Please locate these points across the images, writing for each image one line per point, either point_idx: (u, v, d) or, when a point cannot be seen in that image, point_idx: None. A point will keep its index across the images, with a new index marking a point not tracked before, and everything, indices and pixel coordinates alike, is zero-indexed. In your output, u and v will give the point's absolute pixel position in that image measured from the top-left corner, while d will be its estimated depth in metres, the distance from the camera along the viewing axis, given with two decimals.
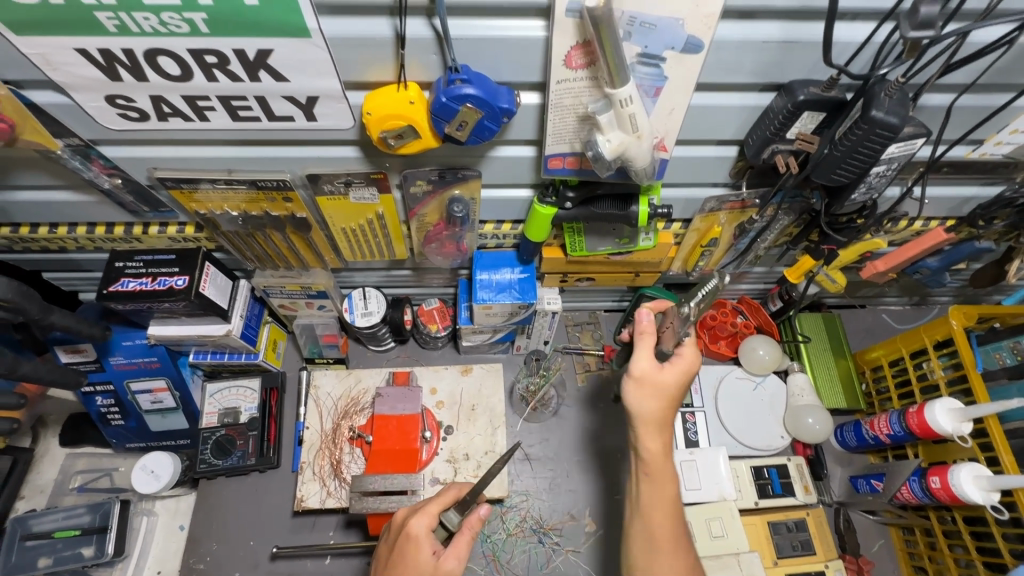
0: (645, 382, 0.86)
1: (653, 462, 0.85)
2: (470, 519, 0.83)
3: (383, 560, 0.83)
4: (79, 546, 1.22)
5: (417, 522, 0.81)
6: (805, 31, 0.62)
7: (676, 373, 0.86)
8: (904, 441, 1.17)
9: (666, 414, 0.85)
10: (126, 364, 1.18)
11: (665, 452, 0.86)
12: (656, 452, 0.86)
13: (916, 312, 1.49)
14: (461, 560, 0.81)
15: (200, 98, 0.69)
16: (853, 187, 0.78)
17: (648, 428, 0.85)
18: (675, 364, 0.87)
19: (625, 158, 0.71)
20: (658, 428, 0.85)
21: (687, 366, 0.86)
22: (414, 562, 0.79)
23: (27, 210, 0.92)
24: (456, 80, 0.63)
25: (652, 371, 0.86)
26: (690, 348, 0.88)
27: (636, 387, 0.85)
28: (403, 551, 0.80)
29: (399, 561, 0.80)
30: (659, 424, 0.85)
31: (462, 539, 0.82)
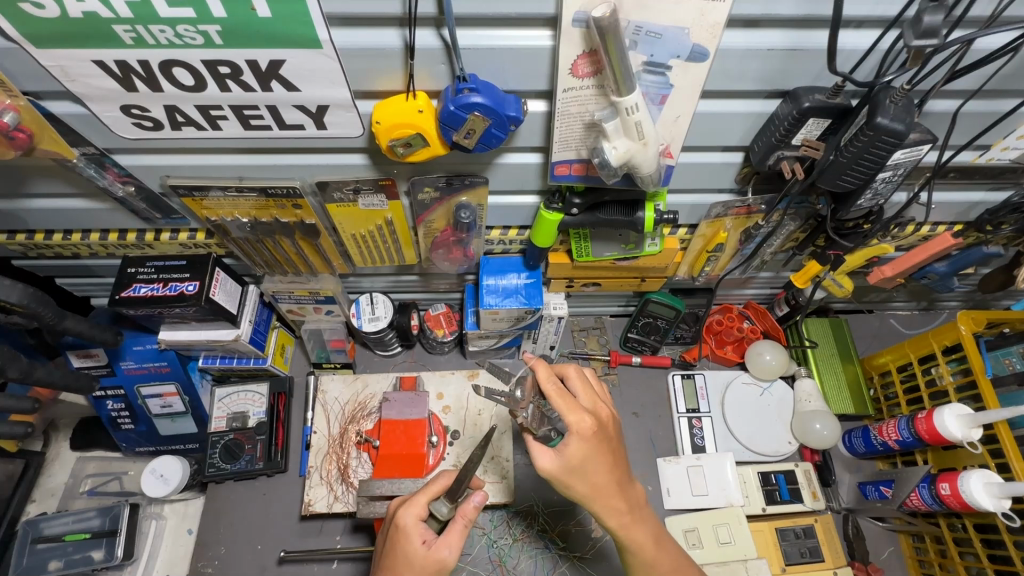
0: (565, 474, 0.78)
1: (621, 535, 0.83)
2: (463, 508, 0.81)
3: (380, 550, 0.85)
4: (89, 549, 1.23)
5: (406, 512, 0.81)
6: (810, 39, 0.63)
7: (579, 448, 0.76)
8: (912, 447, 1.16)
9: (603, 492, 0.79)
10: (136, 369, 1.20)
11: (622, 524, 0.83)
12: (621, 522, 0.83)
13: (925, 317, 1.48)
14: (456, 548, 0.80)
15: (213, 108, 0.70)
16: (860, 193, 0.78)
17: (600, 501, 0.80)
18: (571, 444, 0.76)
19: (631, 165, 0.71)
20: (606, 503, 0.81)
21: (585, 431, 0.77)
22: (407, 552, 0.80)
23: (42, 217, 0.94)
24: (464, 90, 0.64)
25: (563, 458, 0.77)
26: (577, 419, 0.76)
27: (557, 479, 0.78)
28: (395, 543, 0.81)
29: (391, 552, 0.81)
30: (610, 496, 0.80)
31: (453, 530, 0.81)
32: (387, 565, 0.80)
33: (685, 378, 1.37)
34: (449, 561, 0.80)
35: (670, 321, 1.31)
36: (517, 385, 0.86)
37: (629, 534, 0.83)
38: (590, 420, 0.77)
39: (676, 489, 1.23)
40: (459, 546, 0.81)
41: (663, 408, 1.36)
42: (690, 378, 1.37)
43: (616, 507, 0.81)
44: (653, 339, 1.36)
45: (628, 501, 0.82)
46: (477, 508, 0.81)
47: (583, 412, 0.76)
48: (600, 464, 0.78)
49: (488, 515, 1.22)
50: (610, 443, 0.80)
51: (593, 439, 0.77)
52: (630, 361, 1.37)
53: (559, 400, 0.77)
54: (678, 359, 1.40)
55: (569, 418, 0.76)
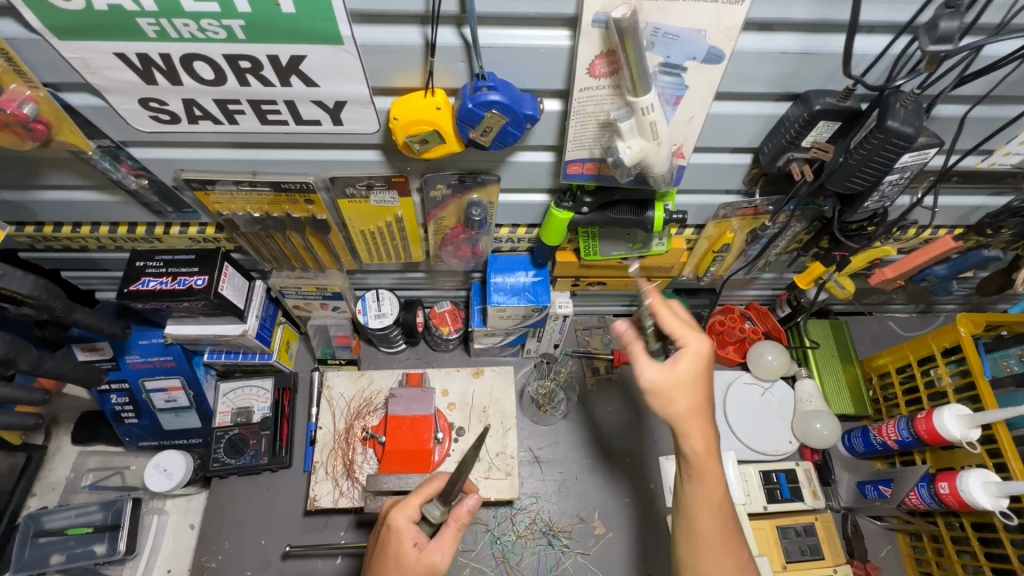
0: (668, 385, 0.78)
1: (700, 465, 0.78)
2: (457, 511, 0.82)
3: (370, 555, 0.84)
4: (92, 544, 1.23)
5: (398, 514, 0.82)
6: (821, 43, 0.64)
7: (691, 362, 0.78)
8: (912, 446, 1.18)
9: (702, 414, 0.78)
10: (141, 363, 1.20)
11: (708, 449, 0.77)
12: (700, 452, 0.78)
13: (923, 320, 1.50)
14: (448, 553, 0.80)
15: (231, 102, 0.71)
16: (867, 194, 0.80)
17: (693, 422, 0.77)
18: (683, 357, 0.79)
19: (644, 165, 0.73)
20: (699, 425, 0.77)
21: (701, 350, 0.79)
22: (398, 555, 0.80)
23: (53, 209, 0.94)
24: (482, 88, 0.65)
25: (672, 369, 0.78)
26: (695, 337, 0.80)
27: (659, 390, 0.78)
28: (386, 545, 0.80)
29: (382, 554, 0.81)
30: (703, 418, 0.77)
31: (446, 532, 0.81)
32: (378, 568, 0.80)
33: None
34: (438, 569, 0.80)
35: None
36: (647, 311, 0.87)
37: (704, 475, 0.78)
38: (707, 343, 0.80)
39: None
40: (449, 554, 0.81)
41: None
42: None
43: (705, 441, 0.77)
44: None
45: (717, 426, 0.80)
46: (471, 511, 0.82)
47: (703, 333, 0.80)
48: (699, 381, 0.78)
49: (492, 511, 1.23)
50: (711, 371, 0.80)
51: (704, 359, 0.79)
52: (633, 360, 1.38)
53: (676, 324, 0.82)
54: None
55: (683, 335, 0.80)
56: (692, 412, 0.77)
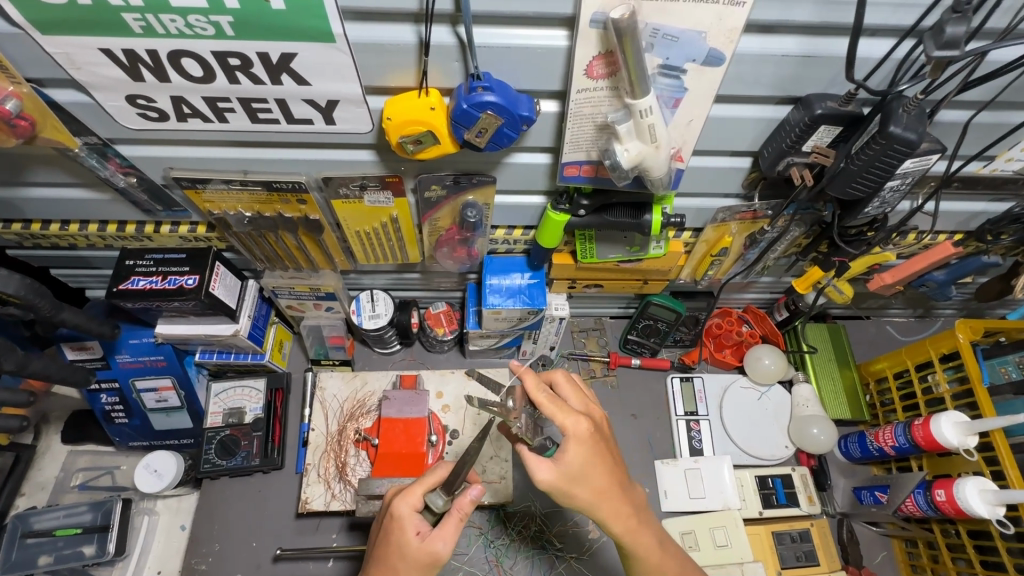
0: (565, 483, 0.75)
1: (628, 538, 0.82)
2: (459, 500, 0.79)
3: (374, 543, 0.83)
4: (80, 545, 1.22)
5: (400, 503, 0.80)
6: (824, 46, 0.63)
7: (578, 452, 0.75)
8: (908, 453, 1.17)
9: (608, 496, 0.78)
10: (132, 363, 1.18)
11: (628, 529, 0.81)
12: (625, 526, 0.81)
13: (921, 324, 1.50)
14: (450, 541, 0.79)
15: (221, 100, 0.69)
16: (867, 200, 0.79)
17: (606, 505, 0.79)
18: (568, 446, 0.75)
19: (642, 168, 0.71)
20: (610, 507, 0.79)
21: (581, 435, 0.76)
22: (401, 543, 0.79)
23: (40, 206, 0.92)
24: (477, 88, 0.63)
25: (560, 465, 0.75)
26: (575, 420, 0.76)
27: (557, 490, 0.76)
28: (390, 534, 0.79)
29: (386, 541, 0.80)
30: (610, 498, 0.78)
31: (447, 523, 0.79)
32: (381, 556, 0.80)
33: (684, 381, 1.37)
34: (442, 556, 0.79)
35: (670, 323, 1.31)
36: (508, 395, 0.84)
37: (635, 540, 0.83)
38: (585, 423, 0.77)
39: (673, 491, 1.24)
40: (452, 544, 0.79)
41: (661, 410, 1.37)
42: (689, 381, 1.37)
43: (621, 514, 0.80)
44: (653, 341, 1.36)
45: (631, 503, 0.82)
46: (474, 502, 0.79)
47: (578, 415, 0.76)
48: (598, 468, 0.77)
49: (486, 515, 1.22)
50: (603, 441, 0.78)
51: (589, 441, 0.76)
52: (629, 363, 1.37)
53: (550, 406, 0.77)
54: (676, 361, 1.40)
55: (563, 421, 0.76)
56: (596, 499, 0.77)
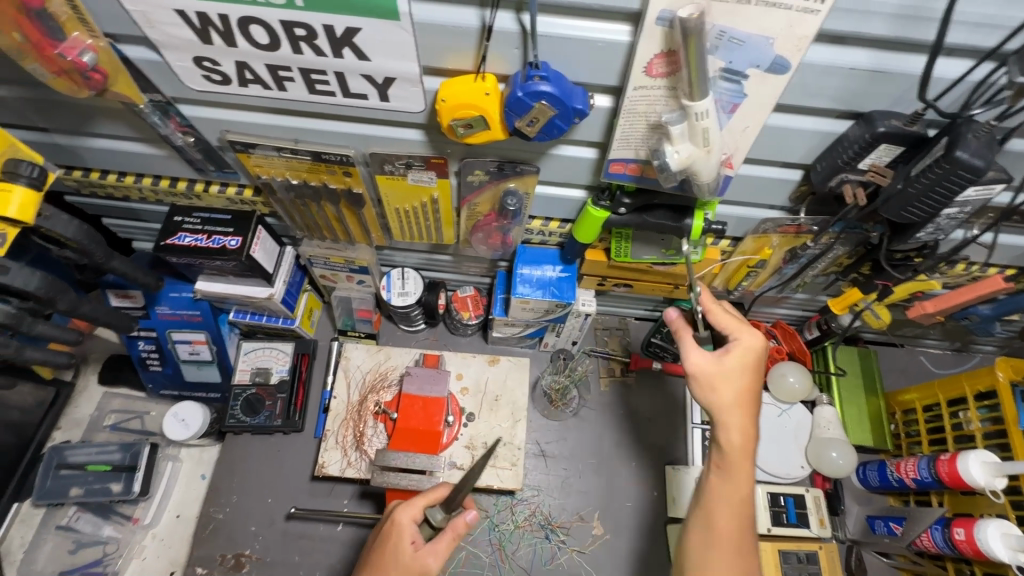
0: (710, 373, 0.80)
1: (731, 454, 0.79)
2: (455, 520, 0.84)
3: (369, 550, 0.88)
4: (108, 481, 1.30)
5: (401, 511, 0.86)
6: (893, 62, 0.61)
7: (738, 356, 0.80)
8: (929, 488, 1.14)
9: (743, 404, 0.79)
10: (170, 315, 1.24)
11: (744, 445, 0.79)
12: (735, 447, 0.79)
13: (957, 359, 1.45)
14: (440, 557, 0.83)
15: (282, 68, 0.71)
16: (921, 226, 0.76)
17: (732, 413, 0.79)
18: (730, 352, 0.80)
19: (690, 172, 0.71)
20: (737, 421, 0.79)
21: (751, 348, 0.80)
22: (396, 550, 0.84)
23: (100, 157, 0.96)
24: (534, 77, 0.63)
25: (717, 358, 0.80)
26: (749, 334, 0.81)
27: (701, 377, 0.81)
28: (387, 540, 0.85)
29: (381, 547, 0.85)
30: (746, 413, 0.79)
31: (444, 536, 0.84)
32: (374, 562, 0.84)
33: None
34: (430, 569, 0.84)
35: None
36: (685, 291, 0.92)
37: (732, 467, 0.79)
38: (761, 343, 0.81)
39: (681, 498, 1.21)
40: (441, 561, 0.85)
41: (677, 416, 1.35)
42: None
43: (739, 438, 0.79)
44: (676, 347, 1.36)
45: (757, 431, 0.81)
46: (467, 525, 0.84)
47: (755, 330, 0.81)
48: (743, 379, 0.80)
49: (493, 499, 1.25)
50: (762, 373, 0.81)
51: (756, 356, 0.81)
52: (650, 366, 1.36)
53: (727, 317, 0.83)
54: None
55: (738, 329, 0.82)
56: (737, 402, 0.79)
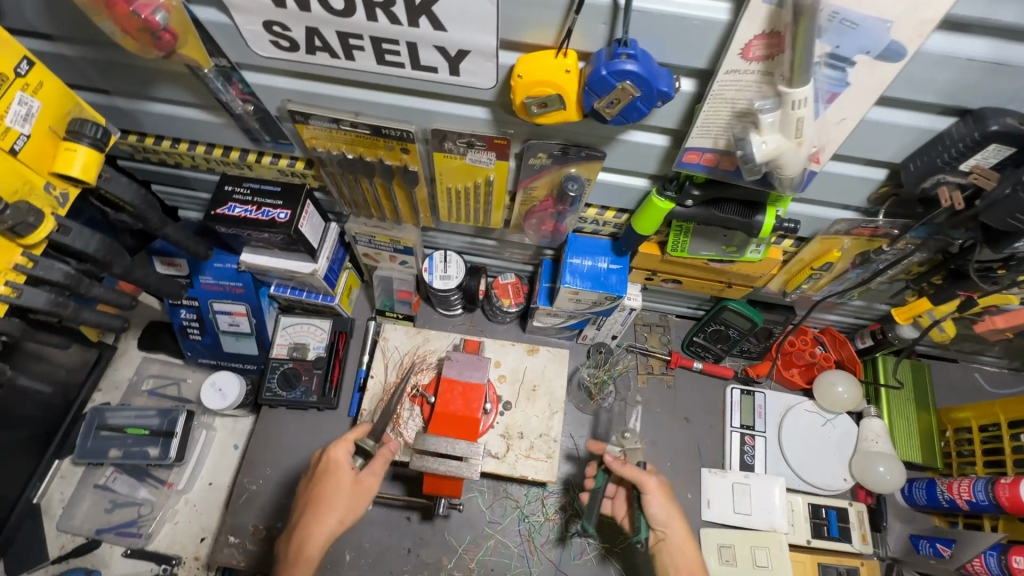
0: (666, 517, 0.95)
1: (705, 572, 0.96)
2: (385, 448, 1.04)
3: (309, 495, 1.02)
4: (146, 445, 1.32)
5: (338, 448, 1.03)
6: (1020, 53, 0.56)
7: (661, 501, 0.96)
8: (984, 511, 1.08)
9: (689, 541, 0.95)
10: (213, 285, 1.24)
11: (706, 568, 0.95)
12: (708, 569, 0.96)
13: (1015, 378, 1.38)
14: (379, 475, 1.03)
15: (353, 36, 0.68)
16: (1018, 236, 0.71)
17: (688, 551, 0.95)
18: (653, 502, 0.95)
19: (775, 164, 0.66)
20: (692, 558, 0.94)
21: (656, 484, 0.96)
22: (337, 481, 1.01)
23: (157, 122, 0.95)
24: (621, 55, 0.60)
25: (660, 518, 0.95)
26: (652, 478, 0.96)
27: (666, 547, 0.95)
28: (326, 473, 1.02)
29: (325, 481, 1.01)
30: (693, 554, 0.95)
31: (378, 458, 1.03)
32: (319, 498, 1.00)
33: (744, 393, 1.32)
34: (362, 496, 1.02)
35: (743, 332, 1.26)
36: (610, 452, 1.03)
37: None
38: (655, 478, 0.96)
39: (718, 502, 1.22)
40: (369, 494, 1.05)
41: (715, 419, 1.32)
42: (749, 395, 1.32)
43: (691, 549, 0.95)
44: (719, 347, 1.33)
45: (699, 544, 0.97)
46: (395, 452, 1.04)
47: (650, 475, 0.96)
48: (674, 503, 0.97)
49: (524, 489, 1.25)
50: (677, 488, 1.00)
51: (661, 488, 0.96)
52: (690, 365, 1.33)
53: (640, 469, 0.97)
54: (740, 372, 1.35)
55: (642, 474, 0.96)
56: (687, 535, 0.95)
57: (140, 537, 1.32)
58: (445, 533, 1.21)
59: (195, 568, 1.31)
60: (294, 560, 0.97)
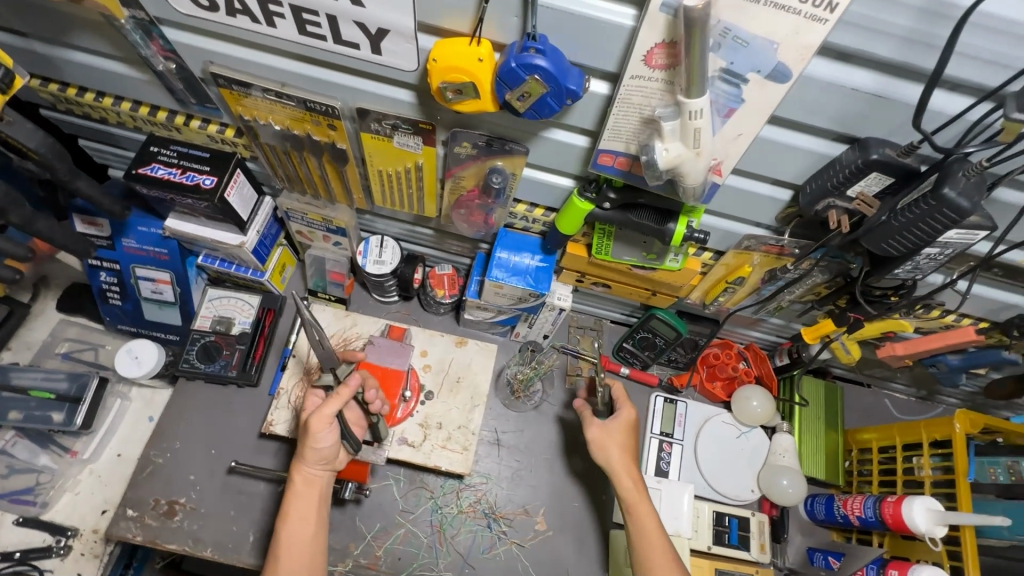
0: (616, 461, 1.03)
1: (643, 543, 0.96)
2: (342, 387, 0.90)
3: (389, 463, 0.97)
4: (50, 410, 1.27)
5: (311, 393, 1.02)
6: (897, 89, 0.59)
7: (601, 439, 1.06)
8: (872, 527, 1.14)
9: (624, 472, 1.02)
10: (136, 249, 1.21)
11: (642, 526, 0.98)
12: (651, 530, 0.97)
13: (921, 406, 1.45)
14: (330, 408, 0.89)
15: (273, 3, 0.67)
16: (898, 262, 0.74)
17: (625, 484, 1.01)
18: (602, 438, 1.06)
19: (677, 172, 0.69)
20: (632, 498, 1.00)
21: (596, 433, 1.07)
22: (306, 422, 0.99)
23: (78, 72, 0.92)
24: (530, 48, 0.61)
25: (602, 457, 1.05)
26: (592, 427, 1.07)
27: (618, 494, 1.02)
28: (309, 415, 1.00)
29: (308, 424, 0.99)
30: (634, 496, 1.00)
31: (330, 399, 0.90)
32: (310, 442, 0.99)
33: (668, 402, 1.34)
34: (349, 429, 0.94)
35: (668, 341, 1.31)
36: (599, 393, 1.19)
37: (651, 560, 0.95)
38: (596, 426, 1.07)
39: None
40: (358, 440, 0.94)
41: (636, 424, 1.36)
42: (672, 403, 1.34)
43: (623, 467, 1.03)
44: (646, 354, 1.36)
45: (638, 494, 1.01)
46: (348, 388, 0.89)
47: (590, 420, 1.08)
48: (623, 441, 1.06)
49: (440, 481, 1.25)
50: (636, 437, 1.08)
51: (599, 437, 1.06)
52: (617, 370, 1.36)
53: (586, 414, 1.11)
54: (665, 381, 1.39)
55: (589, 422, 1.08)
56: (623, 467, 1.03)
57: (36, 506, 1.26)
58: (355, 520, 1.20)
59: (92, 541, 1.26)
60: (299, 492, 0.93)
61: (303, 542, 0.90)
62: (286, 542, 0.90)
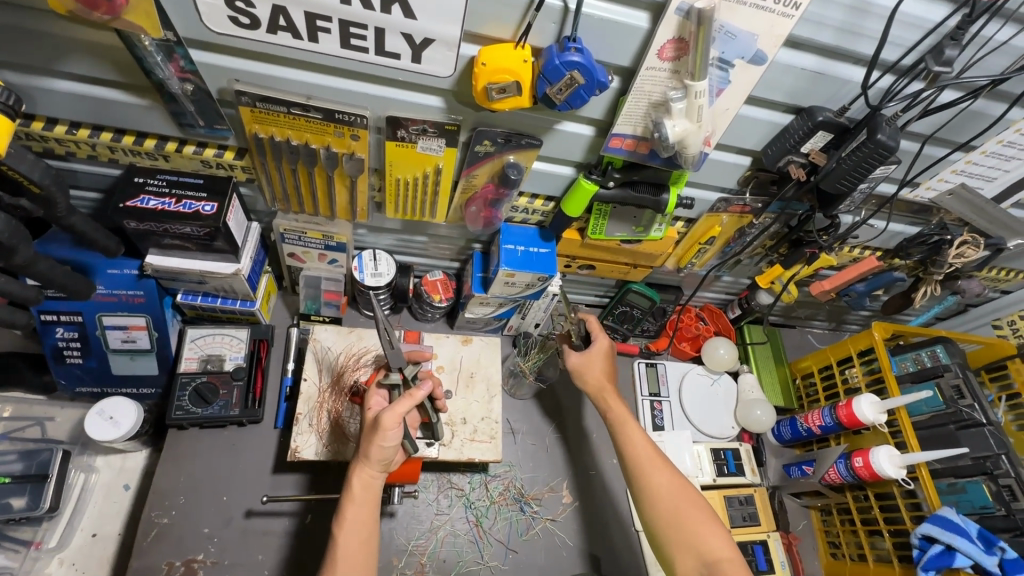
0: (596, 384, 1.16)
1: (632, 460, 1.03)
2: (413, 390, 0.95)
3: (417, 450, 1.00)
4: (8, 496, 1.11)
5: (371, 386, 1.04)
6: (832, 66, 0.80)
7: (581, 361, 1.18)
8: (830, 432, 1.38)
9: (606, 389, 1.15)
10: (104, 295, 1.10)
11: (626, 436, 1.06)
12: (640, 443, 1.04)
13: (834, 336, 1.78)
14: (398, 409, 0.92)
15: (322, 18, 0.72)
16: (841, 199, 0.98)
17: (604, 395, 1.14)
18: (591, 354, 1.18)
19: (682, 145, 0.85)
20: (614, 410, 1.11)
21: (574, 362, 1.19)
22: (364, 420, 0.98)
23: (57, 102, 0.85)
24: (570, 48, 0.73)
25: (585, 379, 1.18)
26: (574, 358, 1.19)
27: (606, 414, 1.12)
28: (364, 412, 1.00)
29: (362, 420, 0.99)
30: (619, 414, 1.10)
31: (402, 399, 0.93)
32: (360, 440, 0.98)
33: (649, 366, 1.51)
34: (406, 430, 0.97)
35: (645, 311, 1.47)
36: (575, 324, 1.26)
37: (646, 471, 1.00)
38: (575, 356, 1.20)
39: None
40: (414, 440, 0.98)
41: (628, 392, 1.50)
42: (653, 366, 1.52)
43: (598, 381, 1.16)
44: (626, 327, 1.52)
45: (621, 408, 1.11)
46: (422, 394, 0.95)
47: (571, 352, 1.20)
48: (602, 365, 1.18)
49: (467, 477, 1.28)
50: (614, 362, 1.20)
51: (580, 364, 1.18)
52: None
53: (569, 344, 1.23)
54: (644, 348, 1.56)
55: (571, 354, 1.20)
56: (597, 380, 1.16)
57: None
58: (392, 533, 1.19)
59: None
60: (356, 495, 0.93)
61: (355, 543, 0.90)
62: (339, 546, 0.90)
